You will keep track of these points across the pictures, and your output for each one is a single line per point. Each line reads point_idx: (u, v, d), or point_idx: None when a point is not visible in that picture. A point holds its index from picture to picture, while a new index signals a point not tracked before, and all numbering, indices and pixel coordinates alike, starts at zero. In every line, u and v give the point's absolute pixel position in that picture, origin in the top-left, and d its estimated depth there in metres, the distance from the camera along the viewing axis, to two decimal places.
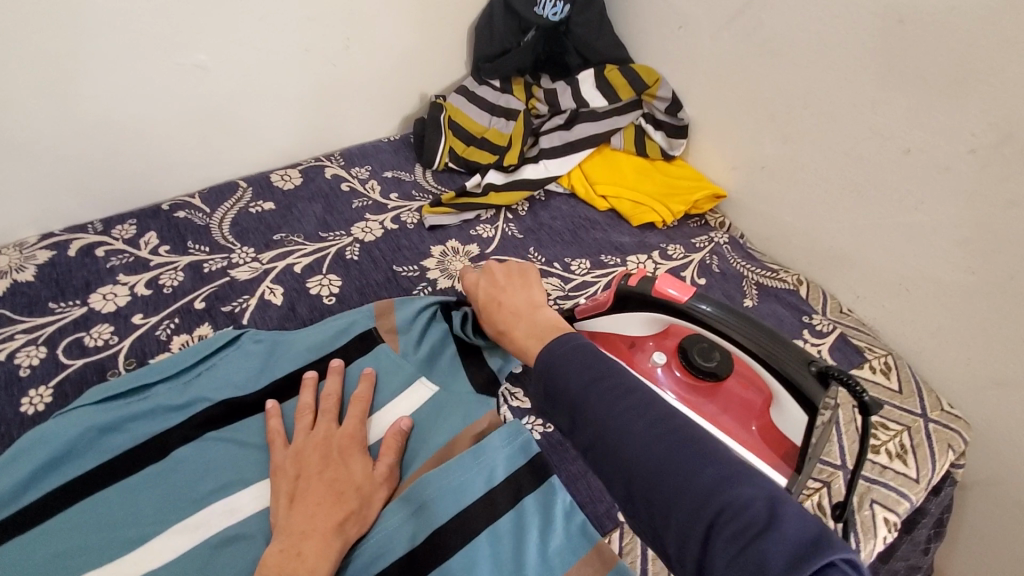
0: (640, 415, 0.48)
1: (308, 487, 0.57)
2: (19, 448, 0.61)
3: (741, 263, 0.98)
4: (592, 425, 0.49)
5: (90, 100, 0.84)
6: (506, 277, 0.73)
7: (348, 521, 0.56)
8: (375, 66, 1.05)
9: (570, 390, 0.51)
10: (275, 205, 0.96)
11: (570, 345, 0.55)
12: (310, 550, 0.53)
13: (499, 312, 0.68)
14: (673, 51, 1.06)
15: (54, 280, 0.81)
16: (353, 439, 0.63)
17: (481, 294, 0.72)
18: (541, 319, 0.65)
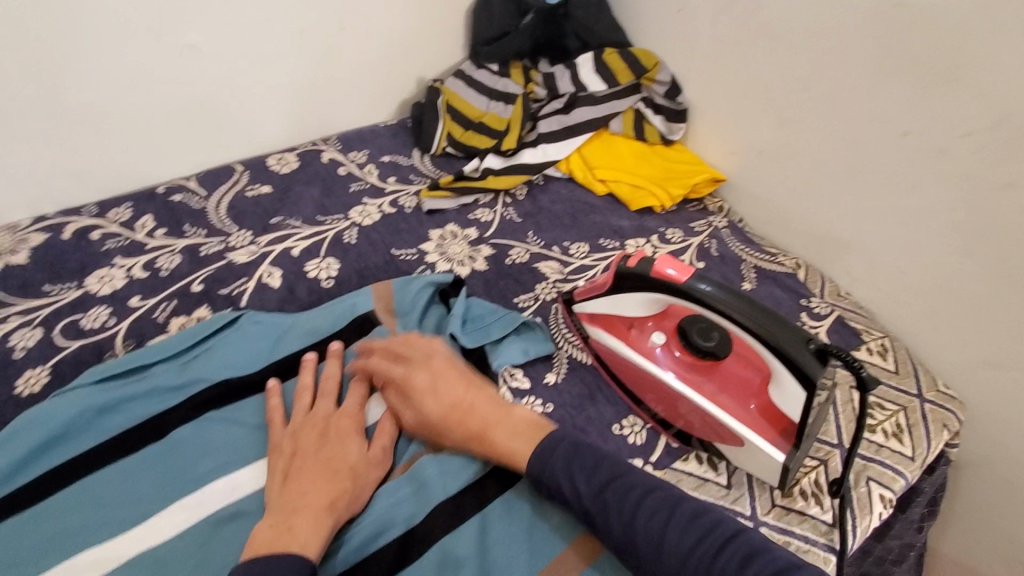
0: (667, 517, 0.52)
1: (302, 466, 0.57)
2: (15, 428, 0.60)
3: (740, 247, 0.98)
4: (620, 534, 0.53)
5: (82, 82, 0.82)
6: (455, 375, 0.65)
7: (341, 500, 0.56)
8: (372, 49, 1.04)
9: (585, 501, 0.55)
10: (272, 188, 0.96)
11: (567, 449, 0.58)
12: (303, 527, 0.52)
13: (465, 418, 0.61)
14: (671, 34, 1.06)
15: (48, 263, 0.80)
16: (351, 419, 0.63)
17: (435, 401, 0.62)
18: (518, 416, 0.62)
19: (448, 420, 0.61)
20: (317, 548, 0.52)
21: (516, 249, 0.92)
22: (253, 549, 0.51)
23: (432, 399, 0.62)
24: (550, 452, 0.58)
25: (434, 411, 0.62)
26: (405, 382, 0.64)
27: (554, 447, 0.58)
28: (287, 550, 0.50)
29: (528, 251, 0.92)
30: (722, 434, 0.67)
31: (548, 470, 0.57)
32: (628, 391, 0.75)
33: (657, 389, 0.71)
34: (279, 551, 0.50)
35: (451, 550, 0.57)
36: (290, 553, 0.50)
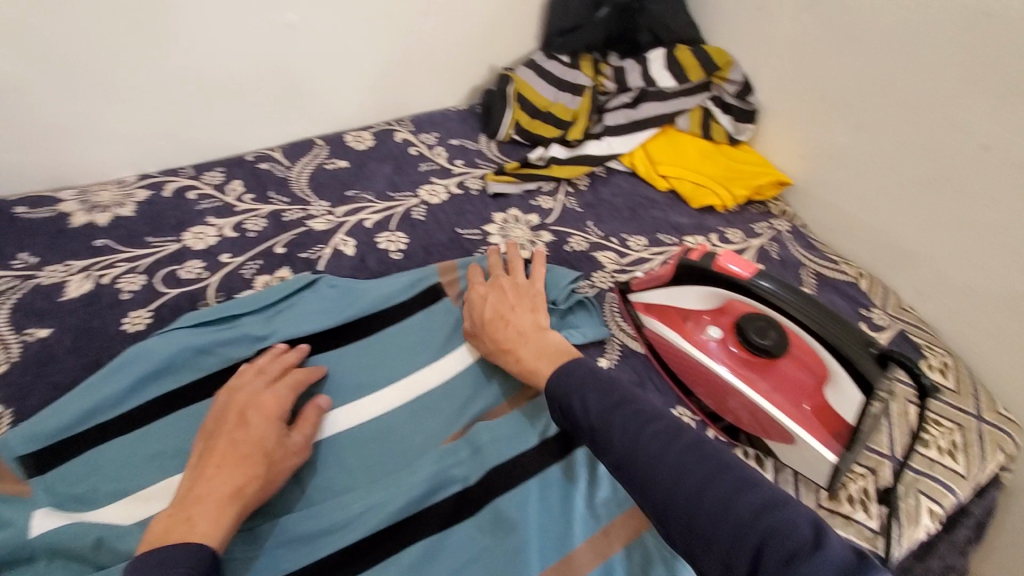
0: (669, 441, 0.54)
1: (211, 453, 0.56)
2: (123, 360, 0.67)
3: (801, 253, 0.97)
4: (619, 449, 0.55)
5: (187, 52, 0.89)
6: (514, 298, 0.75)
7: (250, 485, 0.54)
8: (450, 36, 1.08)
9: (591, 415, 0.58)
10: (349, 163, 1.01)
11: (586, 373, 0.62)
12: (202, 517, 0.51)
13: (504, 331, 0.70)
14: (748, 34, 1.05)
15: (151, 217, 0.88)
16: (275, 404, 0.61)
17: (488, 309, 0.73)
18: (548, 341, 0.69)
19: (488, 328, 0.72)
20: (215, 537, 0.50)
21: (575, 238, 0.95)
22: (149, 539, 0.50)
23: (482, 307, 0.74)
24: (565, 371, 0.63)
25: (484, 317, 0.73)
26: (470, 296, 0.76)
27: (573, 369, 0.62)
28: (182, 539, 0.49)
29: (587, 240, 0.94)
30: (773, 431, 0.69)
31: (563, 387, 0.61)
32: (679, 381, 0.77)
33: (708, 382, 0.73)
34: (172, 541, 0.49)
35: (501, 511, 0.61)
36: (186, 542, 0.48)
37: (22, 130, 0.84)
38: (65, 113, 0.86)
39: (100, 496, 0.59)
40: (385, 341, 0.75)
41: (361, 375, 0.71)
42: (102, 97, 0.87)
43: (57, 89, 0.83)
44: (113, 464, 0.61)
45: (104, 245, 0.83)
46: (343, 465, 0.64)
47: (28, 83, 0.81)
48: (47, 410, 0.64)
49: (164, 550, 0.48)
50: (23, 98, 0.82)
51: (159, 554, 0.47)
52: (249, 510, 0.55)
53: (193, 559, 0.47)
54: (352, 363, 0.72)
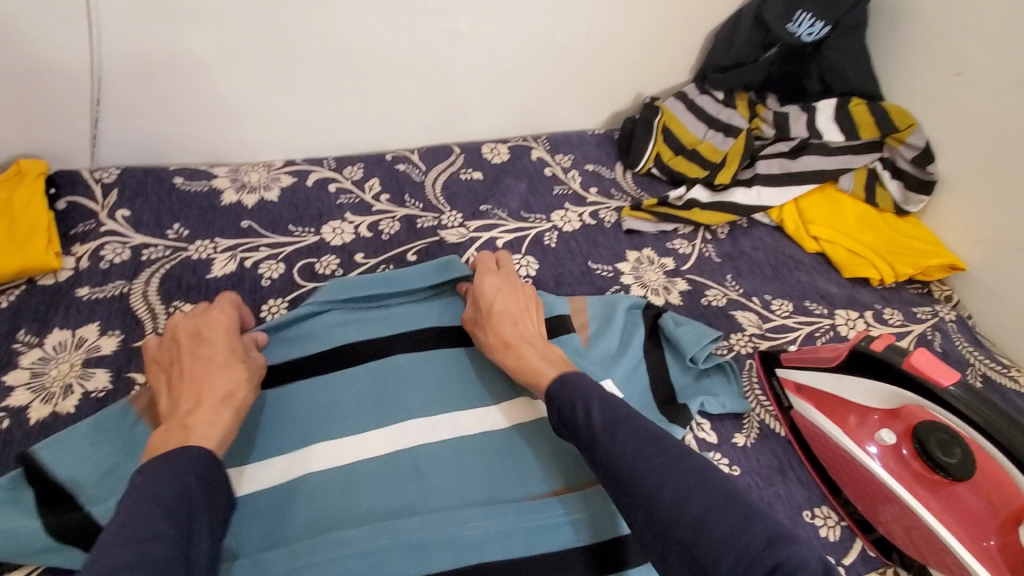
0: (676, 461, 0.49)
1: (185, 369, 0.58)
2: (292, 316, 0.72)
3: (968, 348, 0.86)
4: (622, 469, 0.50)
5: (353, 48, 0.89)
6: (521, 296, 0.72)
7: (238, 390, 0.58)
8: (605, 58, 1.04)
9: (592, 427, 0.53)
10: (484, 175, 0.99)
11: (589, 383, 0.57)
12: (198, 421, 0.54)
13: (509, 328, 0.68)
14: (936, 97, 0.95)
15: (294, 205, 0.89)
16: (224, 323, 0.64)
17: (495, 302, 0.70)
18: (554, 353, 0.66)
19: (494, 318, 0.69)
20: (218, 436, 0.54)
21: (713, 291, 0.88)
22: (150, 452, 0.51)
23: (493, 297, 0.71)
24: (569, 379, 0.59)
25: (490, 308, 0.70)
26: (477, 282, 0.73)
27: (577, 378, 0.59)
28: (187, 440, 0.52)
29: (726, 295, 0.87)
30: (937, 558, 0.60)
31: (564, 393, 0.57)
32: (828, 478, 0.69)
33: (863, 484, 0.65)
34: (175, 444, 0.51)
35: None
36: (190, 445, 0.51)
37: (192, 104, 0.87)
38: (231, 91, 0.88)
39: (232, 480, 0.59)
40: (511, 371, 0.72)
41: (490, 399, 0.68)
42: (268, 81, 0.89)
43: (231, 69, 0.86)
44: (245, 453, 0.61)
45: (249, 227, 0.84)
46: (467, 490, 0.61)
47: (207, 59, 0.84)
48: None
49: (168, 451, 0.50)
50: (199, 73, 0.85)
51: (168, 455, 0.49)
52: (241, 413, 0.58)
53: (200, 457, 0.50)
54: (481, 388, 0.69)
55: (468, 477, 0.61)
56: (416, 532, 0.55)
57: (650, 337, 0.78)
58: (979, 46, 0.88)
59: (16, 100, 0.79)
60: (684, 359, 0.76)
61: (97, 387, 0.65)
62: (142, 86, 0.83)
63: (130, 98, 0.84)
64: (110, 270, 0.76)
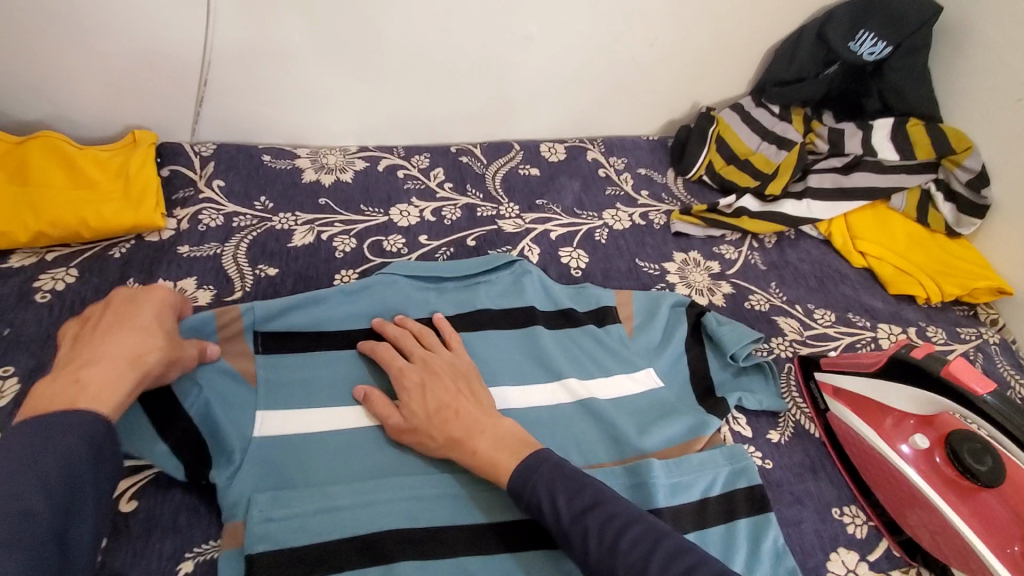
0: (650, 548, 0.53)
1: (95, 328, 0.55)
2: (357, 287, 0.78)
3: (1010, 372, 0.86)
4: (600, 560, 0.53)
5: (432, 48, 0.97)
6: (451, 379, 0.67)
7: (150, 355, 0.55)
8: (664, 69, 1.09)
9: (561, 520, 0.56)
10: (541, 172, 1.05)
11: (550, 469, 0.58)
12: (93, 379, 0.50)
13: (454, 423, 0.63)
14: (997, 122, 0.96)
15: (366, 187, 0.96)
16: (156, 293, 0.61)
17: (429, 399, 0.64)
18: (504, 428, 0.63)
19: (433, 420, 0.63)
20: (113, 401, 0.50)
21: (757, 296, 0.91)
22: (34, 404, 0.49)
23: (422, 396, 0.65)
24: (530, 465, 0.59)
25: (426, 407, 0.64)
26: (400, 381, 0.67)
27: (537, 467, 0.58)
28: (74, 402, 0.48)
29: (769, 300, 0.90)
30: (961, 562, 0.62)
31: (528, 487, 0.58)
32: (858, 480, 0.71)
33: (894, 487, 0.68)
34: (62, 404, 0.48)
35: None
36: (77, 408, 0.48)
37: (284, 88, 0.96)
38: (320, 79, 0.96)
39: (308, 423, 0.66)
40: (562, 350, 0.78)
41: (540, 376, 0.75)
42: (352, 72, 0.97)
43: (322, 60, 0.94)
44: (321, 400, 0.68)
45: (326, 205, 0.92)
46: None
47: (302, 49, 0.92)
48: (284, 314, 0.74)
49: (50, 412, 0.47)
50: (294, 60, 0.93)
51: (48, 417, 0.47)
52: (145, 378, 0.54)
53: (80, 423, 0.47)
54: (530, 366, 0.76)
55: None
56: (466, 485, 0.63)
57: (692, 333, 0.82)
58: None
59: (137, 77, 0.89)
60: (724, 354, 0.80)
61: None
62: (244, 71, 0.93)
63: (231, 81, 0.93)
64: (206, 232, 0.84)
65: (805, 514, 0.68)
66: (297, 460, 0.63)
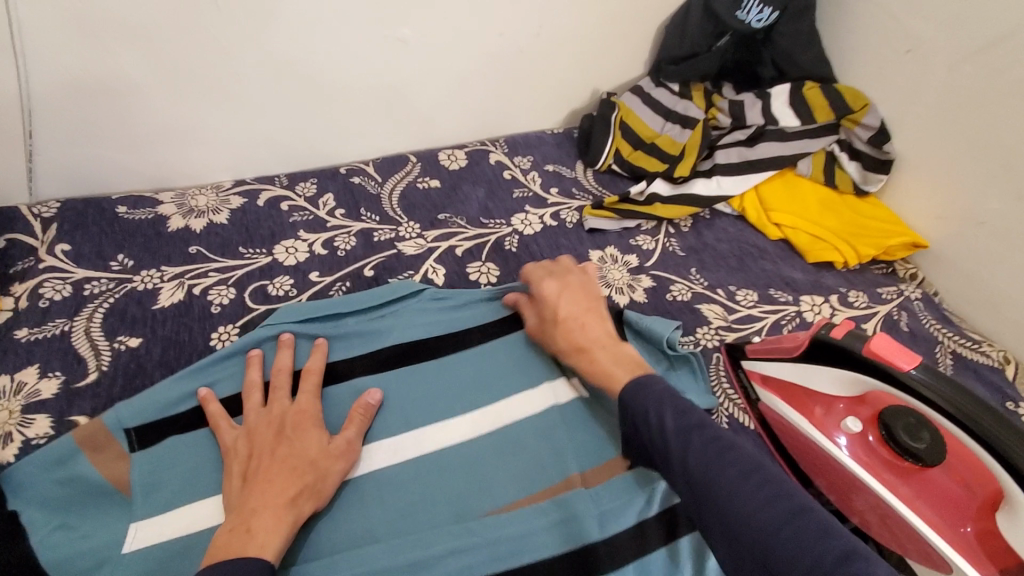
0: (748, 474, 0.50)
1: (260, 467, 0.57)
2: (238, 347, 0.69)
3: (935, 326, 0.86)
4: (694, 474, 0.51)
5: (296, 60, 0.87)
6: (586, 301, 0.72)
7: (303, 495, 0.56)
8: (557, 57, 1.03)
9: (663, 428, 0.55)
10: (441, 183, 0.97)
11: (664, 388, 0.58)
12: (260, 528, 0.52)
13: (580, 334, 0.68)
14: (891, 75, 0.94)
15: (245, 226, 0.86)
16: (307, 415, 0.62)
17: (561, 309, 0.71)
18: (624, 350, 0.66)
19: (562, 327, 0.70)
20: (272, 550, 0.51)
21: (678, 286, 0.87)
22: (211, 552, 0.50)
23: (556, 305, 0.71)
24: (641, 383, 0.59)
25: (557, 315, 0.71)
26: (539, 290, 0.74)
27: (648, 385, 0.59)
28: (245, 551, 0.50)
29: (690, 289, 0.86)
30: (916, 549, 0.59)
31: (639, 398, 0.58)
32: (799, 471, 0.69)
33: (833, 474, 0.65)
34: (236, 554, 0.50)
35: None
36: (248, 555, 0.50)
37: (130, 127, 0.84)
38: (172, 111, 0.85)
39: (183, 518, 0.57)
40: (478, 379, 0.71)
41: (454, 408, 0.68)
42: (207, 99, 0.86)
43: (170, 91, 0.83)
44: (203, 487, 0.59)
45: (197, 252, 0.81)
46: (433, 510, 0.61)
47: (144, 84, 0.81)
48: (151, 392, 0.65)
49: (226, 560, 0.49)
50: (138, 95, 0.82)
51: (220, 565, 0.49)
52: (307, 514, 0.56)
53: None
54: (445, 402, 0.69)
55: (433, 498, 0.62)
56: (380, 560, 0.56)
57: (617, 336, 0.76)
58: (928, 21, 0.88)
59: None
60: (647, 353, 0.75)
61: (37, 435, 0.62)
62: (79, 113, 0.80)
63: (66, 127, 0.81)
64: (49, 308, 0.72)
65: None
66: (172, 565, 0.54)
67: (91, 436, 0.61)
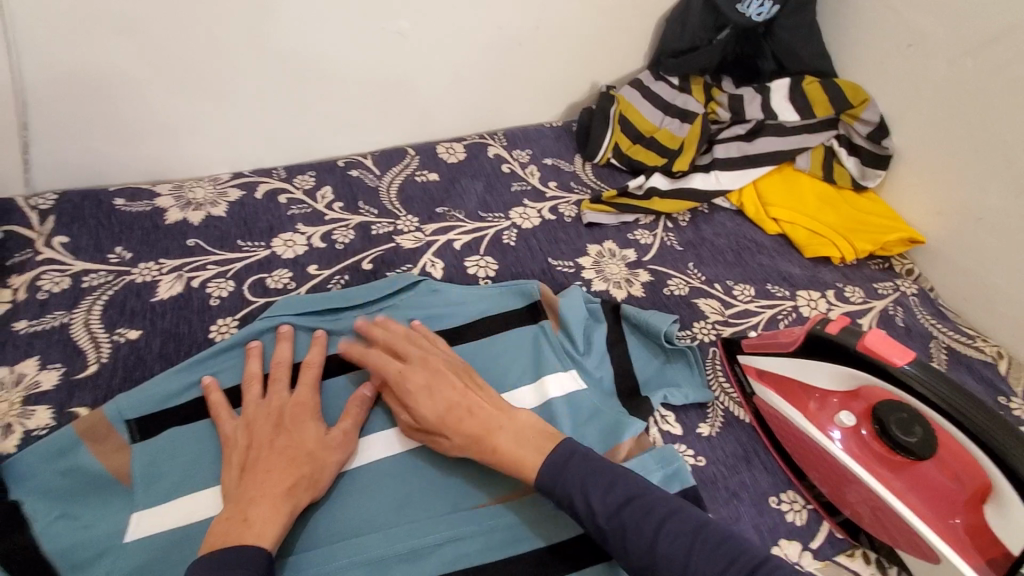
0: (692, 544, 0.50)
1: (259, 458, 0.57)
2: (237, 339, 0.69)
3: (930, 321, 0.86)
4: (640, 555, 0.51)
5: (293, 53, 0.86)
6: (461, 378, 0.63)
7: (299, 486, 0.56)
8: (556, 51, 1.03)
9: (595, 513, 0.53)
10: (440, 177, 0.97)
11: (579, 464, 0.55)
12: (257, 517, 0.53)
13: (468, 424, 0.59)
14: (891, 70, 0.94)
15: (242, 219, 0.86)
16: (304, 407, 0.62)
17: (437, 400, 0.60)
18: (522, 422, 0.60)
19: (446, 424, 0.60)
20: (269, 538, 0.52)
21: (675, 280, 0.87)
22: (208, 543, 0.51)
23: (428, 400, 0.61)
24: (559, 461, 0.56)
25: (435, 410, 0.60)
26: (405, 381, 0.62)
27: (570, 458, 0.56)
28: (241, 540, 0.51)
29: (688, 283, 0.87)
30: (908, 542, 0.60)
31: (560, 483, 0.55)
32: (790, 461, 0.68)
33: (828, 469, 0.65)
34: (233, 543, 0.51)
35: None
36: (244, 544, 0.51)
37: (125, 121, 0.84)
38: (169, 103, 0.85)
39: (184, 506, 0.58)
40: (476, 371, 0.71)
41: None
42: (204, 92, 0.85)
43: (167, 84, 0.83)
44: (204, 477, 0.60)
45: (195, 245, 0.81)
46: (432, 499, 0.61)
47: (140, 76, 0.81)
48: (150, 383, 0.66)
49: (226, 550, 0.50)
50: (134, 88, 0.81)
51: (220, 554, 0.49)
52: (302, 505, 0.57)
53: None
54: None
55: (434, 487, 0.62)
56: (377, 549, 0.57)
57: (614, 330, 0.76)
58: (928, 16, 0.88)
59: None
60: (641, 347, 0.76)
61: (39, 425, 0.63)
62: (74, 104, 0.80)
63: (62, 118, 0.80)
64: (48, 300, 0.73)
65: (743, 508, 0.65)
66: (173, 553, 0.55)
67: (92, 426, 0.61)
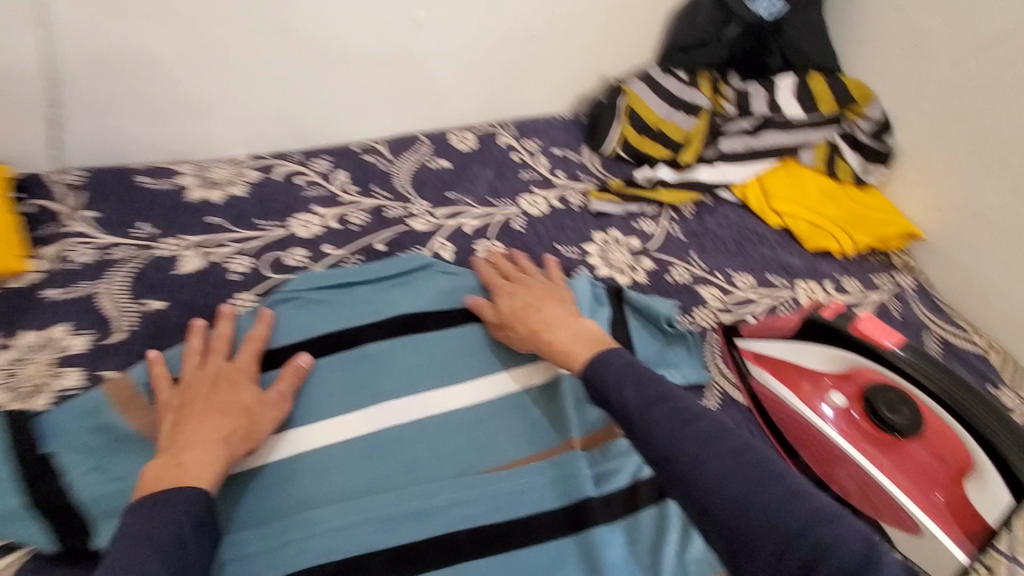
0: (712, 442, 0.50)
1: (193, 413, 0.58)
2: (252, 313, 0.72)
3: (925, 314, 0.89)
4: (662, 446, 0.51)
5: (312, 39, 0.89)
6: (544, 293, 0.74)
7: (235, 436, 0.58)
8: (566, 43, 1.05)
9: (626, 406, 0.54)
10: (451, 163, 1.00)
11: (622, 363, 0.58)
12: (193, 462, 0.54)
13: (536, 317, 0.70)
14: (895, 68, 0.96)
15: (260, 199, 0.89)
16: (241, 371, 0.64)
17: (516, 301, 0.73)
18: (584, 326, 0.68)
19: (520, 318, 0.71)
20: (207, 479, 0.54)
21: (678, 268, 0.89)
22: (142, 488, 0.52)
23: (513, 302, 0.73)
24: (597, 355, 0.61)
25: (513, 308, 0.72)
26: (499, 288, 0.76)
27: (610, 361, 0.59)
28: (178, 481, 0.52)
29: (690, 271, 0.89)
30: (892, 515, 0.63)
31: (600, 378, 0.58)
32: (783, 441, 0.71)
33: (817, 446, 0.68)
34: (169, 484, 0.52)
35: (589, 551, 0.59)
36: (185, 484, 0.52)
37: (151, 101, 0.87)
38: (192, 85, 0.88)
39: None
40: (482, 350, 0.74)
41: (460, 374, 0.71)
42: (226, 74, 0.88)
43: (191, 66, 0.86)
44: None
45: (215, 223, 0.84)
46: (439, 464, 0.64)
47: (166, 57, 0.84)
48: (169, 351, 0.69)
49: None
50: (159, 69, 0.85)
51: None
52: (236, 457, 0.58)
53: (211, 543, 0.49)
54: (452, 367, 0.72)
55: (440, 453, 0.65)
56: (388, 508, 0.60)
57: (616, 312, 0.78)
58: (933, 16, 0.90)
59: None
60: (645, 331, 0.77)
61: (68, 387, 0.66)
62: (102, 83, 0.83)
63: (89, 97, 0.84)
64: (75, 271, 0.76)
65: None
66: None
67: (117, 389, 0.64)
